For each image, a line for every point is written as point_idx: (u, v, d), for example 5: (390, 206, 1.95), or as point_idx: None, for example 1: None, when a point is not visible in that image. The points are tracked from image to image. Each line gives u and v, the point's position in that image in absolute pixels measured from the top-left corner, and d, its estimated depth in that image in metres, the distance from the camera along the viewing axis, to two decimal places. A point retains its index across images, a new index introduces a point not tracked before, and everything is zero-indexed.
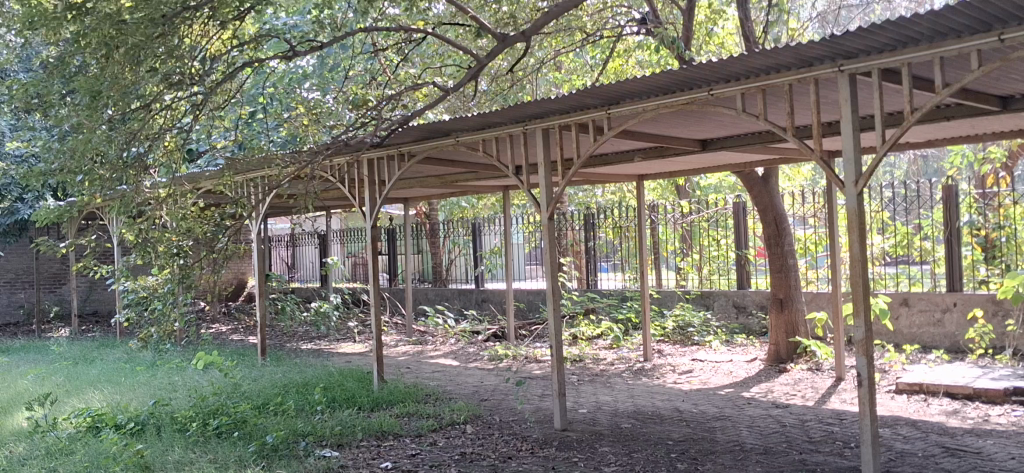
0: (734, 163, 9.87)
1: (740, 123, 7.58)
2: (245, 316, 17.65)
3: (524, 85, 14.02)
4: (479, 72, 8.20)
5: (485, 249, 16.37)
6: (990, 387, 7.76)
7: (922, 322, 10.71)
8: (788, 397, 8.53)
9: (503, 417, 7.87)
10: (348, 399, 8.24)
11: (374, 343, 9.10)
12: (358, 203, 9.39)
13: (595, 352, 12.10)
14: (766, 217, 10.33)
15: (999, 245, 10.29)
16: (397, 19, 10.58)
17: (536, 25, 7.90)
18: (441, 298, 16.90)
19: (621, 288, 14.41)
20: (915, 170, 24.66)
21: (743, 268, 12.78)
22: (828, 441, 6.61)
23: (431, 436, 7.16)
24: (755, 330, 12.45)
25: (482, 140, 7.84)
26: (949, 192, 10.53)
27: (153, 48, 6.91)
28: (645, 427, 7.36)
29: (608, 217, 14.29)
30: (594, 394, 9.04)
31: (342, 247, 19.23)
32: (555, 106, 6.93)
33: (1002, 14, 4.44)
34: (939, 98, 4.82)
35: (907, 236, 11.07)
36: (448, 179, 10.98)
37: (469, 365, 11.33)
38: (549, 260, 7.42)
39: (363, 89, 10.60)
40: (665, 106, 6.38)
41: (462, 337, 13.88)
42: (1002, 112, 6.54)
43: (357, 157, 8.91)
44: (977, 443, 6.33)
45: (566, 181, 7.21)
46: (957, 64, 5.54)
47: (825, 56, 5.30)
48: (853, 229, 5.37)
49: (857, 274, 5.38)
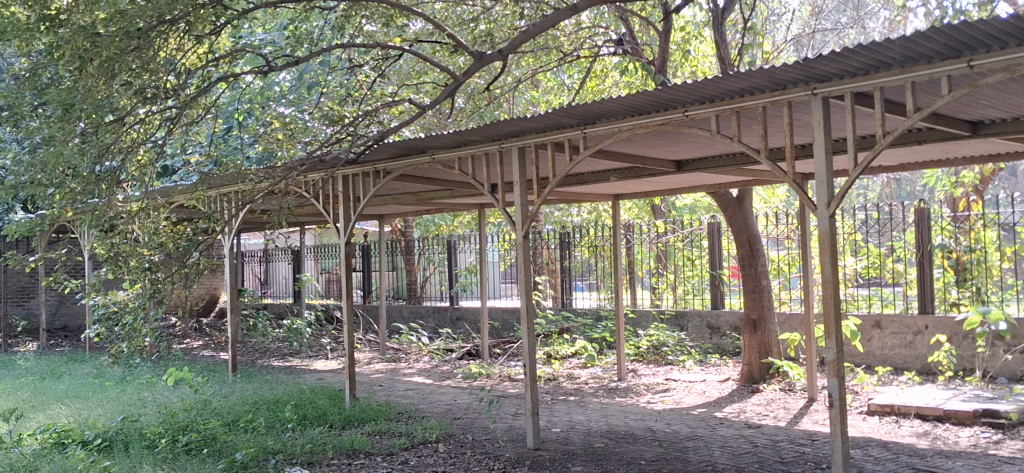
0: (709, 183, 9.93)
1: (715, 144, 7.63)
2: (217, 331, 17.53)
3: (500, 104, 14.08)
4: (456, 89, 8.05)
5: (460, 267, 16.41)
6: (959, 409, 7.83)
7: (894, 344, 10.76)
8: (761, 418, 8.54)
9: (475, 436, 7.83)
10: (319, 416, 8.19)
11: (347, 360, 9.03)
12: (331, 220, 9.31)
13: (569, 371, 12.14)
14: (740, 237, 10.38)
15: (970, 267, 10.37)
16: (375, 35, 10.57)
17: (514, 43, 7.85)
18: (415, 315, 16.78)
19: (596, 307, 14.33)
20: (887, 193, 24.85)
21: (717, 288, 12.82)
22: (799, 462, 6.63)
23: (403, 454, 7.12)
24: (729, 351, 12.46)
25: (457, 158, 7.85)
26: (920, 215, 10.73)
27: (127, 62, 6.84)
28: (618, 447, 7.35)
29: (584, 236, 14.35)
30: (567, 414, 9.02)
31: (316, 263, 19.10)
32: (531, 125, 6.96)
33: (972, 41, 4.52)
34: (910, 122, 4.88)
35: (880, 258, 11.33)
36: (423, 196, 10.96)
37: (443, 383, 11.30)
38: (523, 278, 7.39)
39: (339, 104, 10.56)
40: (640, 126, 6.42)
41: (436, 355, 13.90)
42: (972, 137, 6.59)
43: (332, 174, 8.91)
44: (947, 465, 6.38)
45: (542, 199, 7.19)
46: (928, 88, 5.59)
47: (797, 79, 5.35)
48: (825, 251, 5.40)
49: (828, 295, 5.41)
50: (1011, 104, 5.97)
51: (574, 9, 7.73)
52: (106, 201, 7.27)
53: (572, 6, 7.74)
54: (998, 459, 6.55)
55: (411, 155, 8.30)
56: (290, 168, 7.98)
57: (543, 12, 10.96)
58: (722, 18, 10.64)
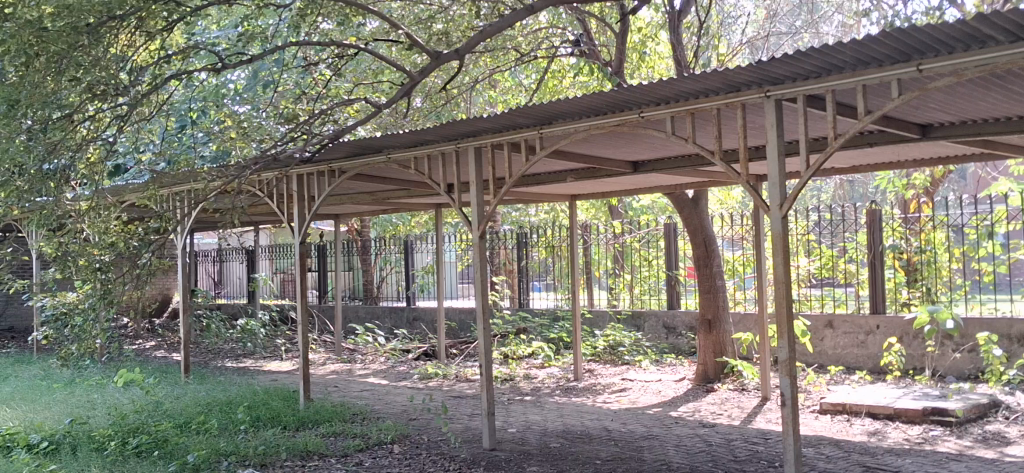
0: (665, 184, 9.98)
1: (670, 145, 7.67)
2: (169, 332, 17.31)
3: (457, 104, 14.05)
4: (412, 89, 8.03)
5: (417, 267, 16.35)
6: (909, 407, 7.95)
7: (847, 343, 10.89)
8: (715, 417, 8.61)
9: (431, 437, 7.80)
10: (273, 418, 8.12)
11: (301, 361, 8.94)
12: (285, 219, 9.22)
13: (526, 371, 12.16)
14: (695, 238, 10.46)
15: (921, 268, 10.67)
16: (330, 33, 10.50)
17: (470, 43, 7.84)
18: (371, 316, 16.72)
19: (553, 307, 14.34)
20: (840, 195, 25.17)
21: (673, 289, 12.89)
22: (752, 460, 6.69)
23: (358, 456, 7.07)
24: (684, 350, 12.56)
25: (414, 158, 7.83)
26: (873, 216, 10.93)
27: (75, 57, 6.72)
28: (573, 446, 7.37)
29: (541, 236, 14.37)
30: (524, 414, 9.02)
31: (271, 262, 18.92)
32: (487, 125, 6.95)
33: (920, 45, 4.59)
34: (861, 125, 4.95)
35: (832, 259, 11.51)
36: (379, 196, 10.90)
37: (399, 384, 11.25)
38: (479, 278, 7.38)
39: (293, 103, 10.46)
40: (597, 126, 6.44)
41: (393, 355, 13.89)
42: (921, 140, 6.69)
43: (286, 173, 8.83)
44: (896, 462, 6.47)
45: (498, 199, 7.18)
46: (878, 92, 5.66)
47: (751, 81, 5.40)
48: (778, 252, 5.45)
49: (780, 296, 5.46)
50: (959, 108, 6.05)
51: (530, 9, 7.74)
52: (55, 199, 7.08)
53: (529, 6, 7.74)
54: (946, 456, 6.67)
55: (366, 155, 8.26)
56: (243, 167, 7.89)
57: (500, 12, 10.97)
58: (677, 20, 10.73)
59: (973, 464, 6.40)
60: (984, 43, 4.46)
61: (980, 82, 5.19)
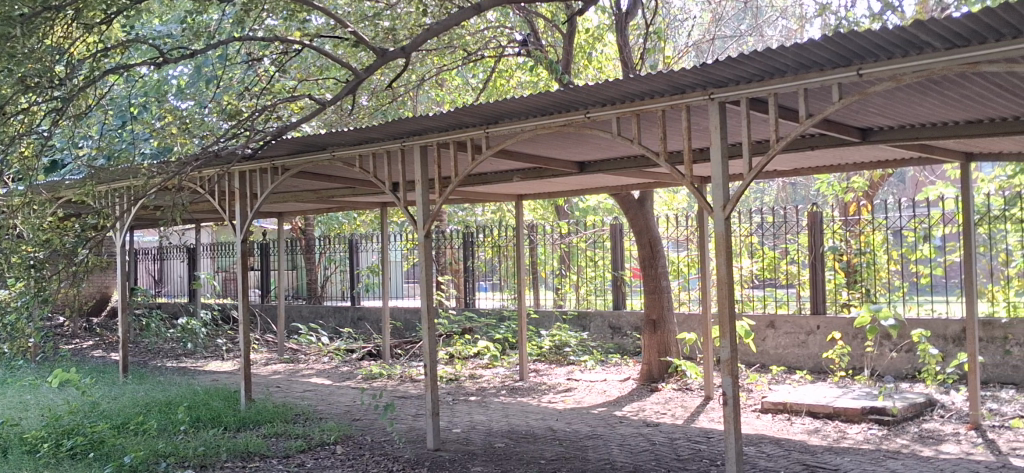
0: (611, 185, 10.02)
1: (616, 146, 7.71)
2: (107, 331, 16.97)
3: (404, 102, 13.96)
4: (358, 86, 7.95)
5: (362, 267, 16.24)
6: (849, 406, 8.07)
7: (788, 343, 11.04)
8: (659, 416, 8.70)
9: (374, 438, 7.74)
10: (213, 419, 8.00)
11: (243, 360, 8.80)
12: (227, 217, 9.08)
13: (472, 371, 12.14)
14: (641, 238, 10.54)
15: (861, 270, 10.81)
16: (275, 29, 10.37)
17: (416, 41, 7.78)
18: (315, 315, 16.59)
19: (499, 307, 14.32)
20: (783, 197, 25.45)
21: (619, 289, 12.97)
22: (695, 459, 6.75)
23: (300, 457, 6.99)
24: (630, 350, 12.65)
25: (358, 155, 7.76)
26: (814, 219, 11.12)
27: (7, 48, 6.54)
28: (518, 446, 7.37)
29: (488, 236, 14.35)
30: (469, 414, 8.98)
31: (212, 261, 18.65)
32: (433, 124, 6.92)
33: (861, 50, 4.66)
34: (803, 128, 5.01)
35: (774, 260, 11.64)
36: (324, 193, 10.80)
37: (343, 384, 11.16)
38: (425, 276, 7.33)
39: (237, 99, 10.31)
40: (543, 126, 6.45)
41: (337, 355, 13.76)
42: (861, 143, 6.80)
43: (228, 169, 8.70)
44: (835, 461, 6.57)
45: (444, 198, 7.14)
46: (820, 96, 5.75)
47: (695, 83, 5.44)
48: (720, 253, 5.50)
49: (723, 296, 5.51)
50: (897, 112, 6.17)
51: (477, 8, 7.72)
52: None
53: (476, 5, 7.73)
54: (883, 454, 6.80)
55: (311, 152, 8.17)
56: (184, 163, 7.77)
57: (447, 11, 10.95)
58: (625, 22, 10.81)
59: (909, 461, 6.53)
60: (921, 49, 4.54)
61: (918, 87, 5.29)
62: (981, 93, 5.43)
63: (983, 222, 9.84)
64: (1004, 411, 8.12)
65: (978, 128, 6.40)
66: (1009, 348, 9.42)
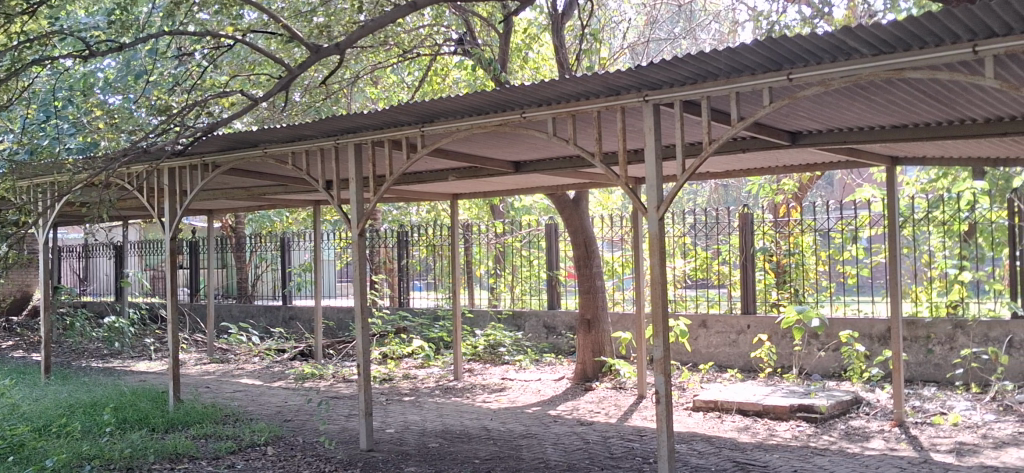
0: (547, 185, 10.03)
1: (552, 146, 7.72)
2: (28, 331, 16.48)
3: (338, 99, 13.84)
4: (290, 83, 7.84)
5: (293, 265, 16.03)
6: (778, 404, 8.22)
7: (718, 343, 11.21)
8: (592, 415, 8.75)
9: (306, 439, 7.66)
10: (140, 420, 7.82)
11: (171, 360, 8.62)
12: (156, 214, 8.88)
13: (405, 370, 12.08)
14: (577, 239, 10.62)
15: (789, 270, 11.00)
16: (207, 24, 10.16)
17: (351, 37, 7.69)
18: (245, 314, 16.38)
19: (433, 306, 14.25)
20: (715, 199, 25.79)
21: (554, 289, 13.01)
22: (627, 457, 6.81)
23: (229, 458, 6.88)
24: (564, 350, 12.71)
25: (291, 153, 7.65)
26: (745, 220, 11.30)
27: None
28: (452, 446, 7.35)
29: (422, 235, 14.31)
30: (402, 414, 8.94)
31: (140, 260, 18.24)
32: (368, 122, 6.86)
33: (792, 55, 4.75)
34: (734, 132, 5.09)
35: (707, 261, 11.71)
36: (255, 191, 10.61)
37: (274, 384, 11.02)
38: (358, 275, 7.27)
39: (167, 94, 10.07)
40: (479, 126, 6.43)
41: (267, 356, 13.57)
42: (791, 146, 6.93)
43: (156, 166, 8.50)
44: (764, 458, 6.69)
45: (378, 196, 7.08)
46: (751, 99, 5.83)
47: (630, 85, 5.48)
48: (654, 254, 5.55)
49: (656, 296, 5.56)
50: (826, 116, 6.30)
51: (413, 6, 7.66)
52: None
53: (411, 2, 7.67)
54: (811, 451, 6.94)
55: (242, 148, 8.03)
56: (111, 159, 7.60)
57: (383, 8, 10.87)
58: (561, 23, 10.84)
59: (836, 458, 6.67)
60: (849, 55, 4.64)
61: (846, 92, 5.41)
62: (907, 99, 5.57)
63: (908, 224, 10.14)
64: (927, 408, 8.35)
65: (904, 133, 6.52)
66: (931, 348, 9.68)
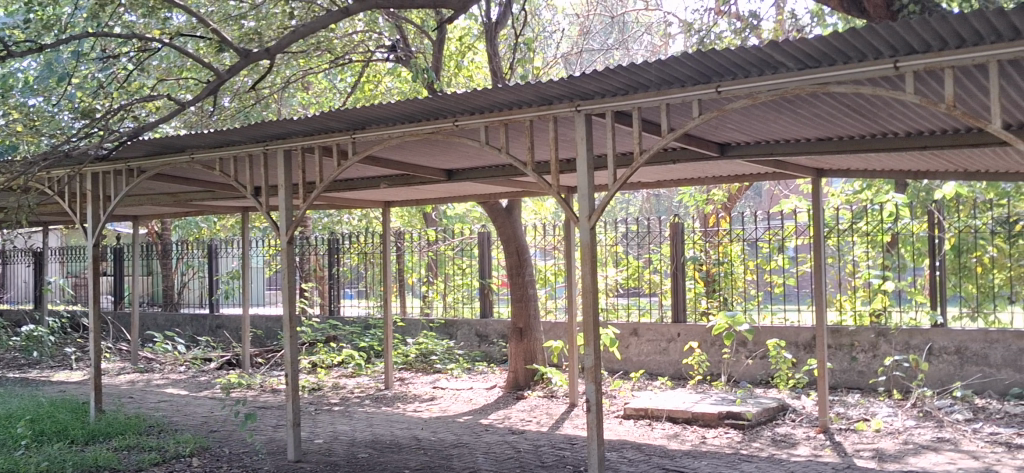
0: (479, 194, 10.07)
1: (485, 154, 7.72)
2: None
3: (269, 104, 13.66)
4: (219, 87, 7.72)
5: (221, 272, 15.80)
6: (706, 411, 8.33)
7: (650, 351, 11.34)
8: (524, 423, 8.77)
9: (233, 449, 7.53)
10: (58, 432, 7.59)
11: (93, 370, 8.40)
12: (78, 219, 8.65)
13: (334, 380, 11.94)
14: (509, 247, 10.62)
15: (718, 279, 11.20)
16: (133, 26, 9.96)
17: (282, 42, 7.61)
18: (171, 323, 16.06)
19: (364, 315, 14.10)
20: (648, 209, 25.94)
21: (486, 297, 13.00)
22: (558, 466, 6.83)
23: (153, 470, 6.71)
24: (496, 358, 12.74)
25: (219, 158, 7.52)
26: (676, 229, 11.40)
27: None
28: (382, 456, 7.29)
29: (354, 243, 14.20)
30: (331, 424, 8.84)
31: (61, 266, 17.75)
32: (299, 128, 6.79)
33: (720, 68, 4.83)
34: (664, 143, 5.15)
35: (638, 269, 11.77)
36: (181, 197, 10.39)
37: (200, 394, 10.81)
38: (288, 283, 7.16)
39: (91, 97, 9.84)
40: (410, 133, 6.38)
41: (193, 365, 13.28)
42: (719, 158, 7.05)
43: (79, 170, 8.31)
44: (693, 464, 6.78)
45: (309, 203, 6.98)
46: (681, 111, 5.91)
47: (562, 95, 5.52)
48: (585, 263, 5.59)
49: (587, 304, 5.61)
50: (753, 128, 6.42)
51: (345, 11, 7.64)
52: None
53: (344, 8, 7.64)
54: (738, 458, 7.05)
55: (168, 153, 7.89)
56: (31, 164, 7.41)
57: (314, 12, 10.75)
58: (495, 31, 10.86)
59: (762, 464, 6.78)
60: (774, 69, 4.74)
61: (772, 105, 5.52)
62: (832, 112, 5.71)
63: (833, 235, 10.36)
64: (850, 415, 8.55)
65: (827, 146, 6.65)
66: (855, 355, 9.91)
